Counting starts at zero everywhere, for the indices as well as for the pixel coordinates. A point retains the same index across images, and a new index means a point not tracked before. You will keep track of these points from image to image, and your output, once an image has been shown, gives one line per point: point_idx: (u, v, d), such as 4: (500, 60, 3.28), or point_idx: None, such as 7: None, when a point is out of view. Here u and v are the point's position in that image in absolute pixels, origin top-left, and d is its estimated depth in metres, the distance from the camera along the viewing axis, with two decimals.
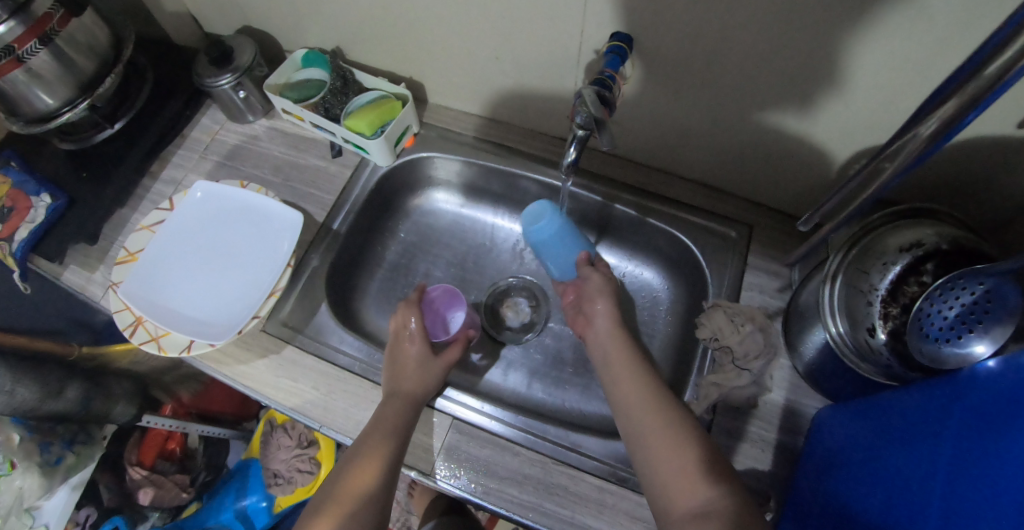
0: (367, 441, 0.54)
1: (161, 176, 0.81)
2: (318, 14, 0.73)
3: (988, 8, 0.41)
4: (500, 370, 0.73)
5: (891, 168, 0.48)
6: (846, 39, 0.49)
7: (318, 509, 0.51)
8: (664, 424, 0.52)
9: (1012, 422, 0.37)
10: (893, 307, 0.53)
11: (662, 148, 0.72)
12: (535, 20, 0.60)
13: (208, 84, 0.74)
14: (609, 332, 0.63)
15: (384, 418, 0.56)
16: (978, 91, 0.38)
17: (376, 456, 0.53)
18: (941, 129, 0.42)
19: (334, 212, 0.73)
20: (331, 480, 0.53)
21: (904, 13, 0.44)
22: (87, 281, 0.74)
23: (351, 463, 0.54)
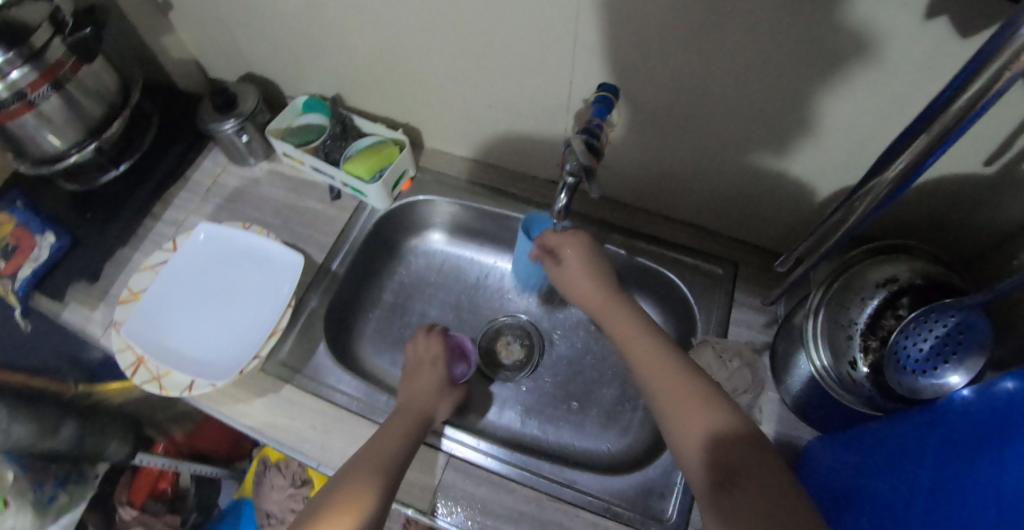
0: (358, 473, 0.52)
1: (163, 217, 0.83)
2: (320, 62, 0.77)
3: (948, 57, 0.45)
4: (493, 406, 0.74)
5: (859, 210, 0.51)
6: (817, 88, 0.52)
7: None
8: (673, 387, 0.52)
9: (986, 447, 0.40)
10: (872, 340, 0.55)
11: (648, 188, 0.75)
12: (528, 70, 0.63)
13: (212, 129, 0.77)
14: (597, 291, 0.65)
15: (374, 452, 0.55)
16: (936, 133, 0.41)
17: (372, 492, 0.50)
18: (909, 170, 0.44)
19: (332, 254, 0.75)
20: (315, 506, 0.49)
21: (871, 59, 0.47)
22: (86, 320, 0.74)
23: (334, 494, 0.50)
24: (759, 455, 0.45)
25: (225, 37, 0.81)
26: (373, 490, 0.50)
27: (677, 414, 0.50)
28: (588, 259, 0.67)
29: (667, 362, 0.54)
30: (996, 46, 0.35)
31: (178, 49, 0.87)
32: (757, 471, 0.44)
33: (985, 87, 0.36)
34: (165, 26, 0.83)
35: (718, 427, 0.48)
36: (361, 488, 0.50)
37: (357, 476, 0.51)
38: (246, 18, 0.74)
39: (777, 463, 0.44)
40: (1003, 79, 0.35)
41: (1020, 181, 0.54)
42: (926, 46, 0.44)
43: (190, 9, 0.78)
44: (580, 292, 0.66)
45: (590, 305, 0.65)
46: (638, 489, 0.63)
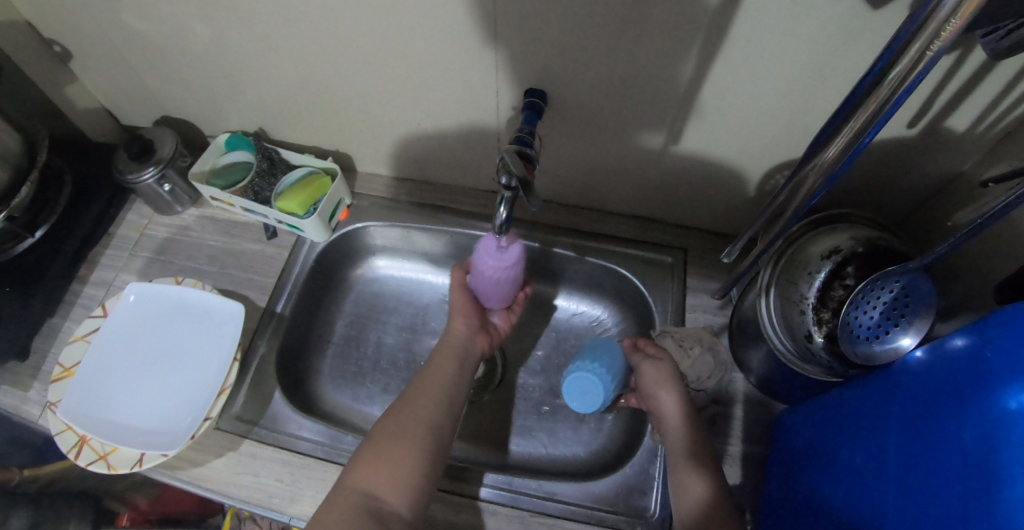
0: (418, 405, 0.57)
1: (91, 279, 0.78)
2: (237, 97, 0.73)
3: (859, 29, 0.45)
4: (465, 427, 0.73)
5: (806, 189, 0.48)
6: (739, 69, 0.52)
7: (360, 454, 0.53)
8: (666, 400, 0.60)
9: (945, 408, 0.40)
10: (824, 311, 0.55)
11: (589, 187, 0.74)
12: (452, 84, 0.62)
13: (131, 180, 0.72)
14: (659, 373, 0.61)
15: (433, 381, 0.60)
16: (867, 113, 0.38)
17: (427, 426, 0.56)
18: (845, 150, 0.41)
19: (276, 296, 0.72)
20: (377, 427, 0.56)
21: (785, 38, 0.47)
22: (22, 400, 0.69)
23: (394, 422, 0.55)
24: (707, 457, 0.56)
25: (133, 81, 0.76)
26: (430, 421, 0.56)
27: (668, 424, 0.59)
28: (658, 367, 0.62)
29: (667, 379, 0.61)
30: (916, 24, 0.34)
31: (84, 98, 0.81)
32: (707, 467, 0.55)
33: (913, 63, 0.34)
34: (66, 75, 0.77)
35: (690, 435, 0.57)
36: (418, 420, 0.56)
37: (416, 408, 0.57)
38: (151, 59, 0.70)
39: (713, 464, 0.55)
40: (926, 59, 0.33)
41: (942, 138, 0.55)
42: (837, 19, 0.44)
43: (91, 56, 0.73)
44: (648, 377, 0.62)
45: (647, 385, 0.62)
46: (618, 490, 0.62)
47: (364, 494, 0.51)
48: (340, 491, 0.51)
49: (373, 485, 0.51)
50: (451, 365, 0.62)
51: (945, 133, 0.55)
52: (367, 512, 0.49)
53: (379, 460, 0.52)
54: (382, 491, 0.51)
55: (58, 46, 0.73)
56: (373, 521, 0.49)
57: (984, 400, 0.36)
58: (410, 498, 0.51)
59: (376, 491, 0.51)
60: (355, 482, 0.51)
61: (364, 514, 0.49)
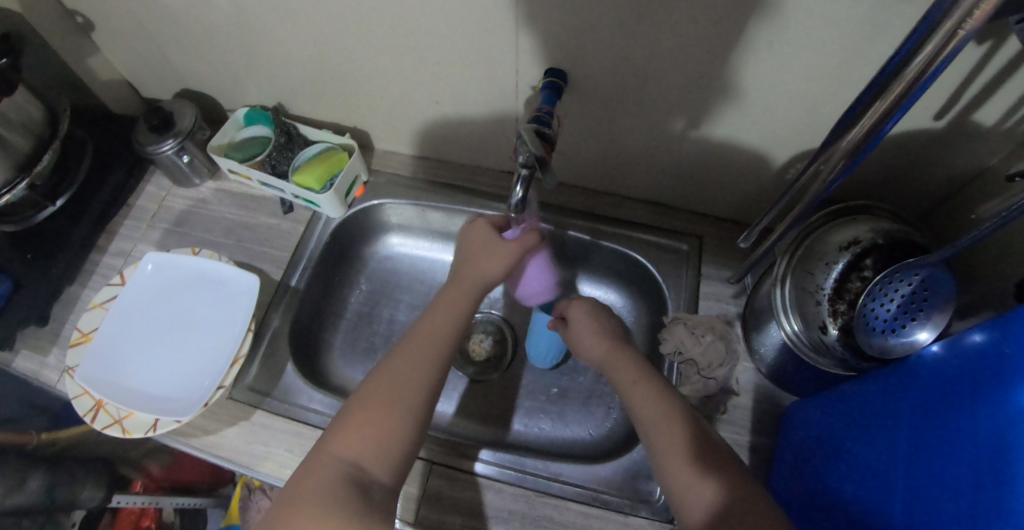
0: (406, 372, 0.54)
1: (109, 249, 0.79)
2: (256, 70, 0.73)
3: (888, 17, 0.44)
4: (478, 407, 0.74)
5: (824, 175, 0.47)
6: (761, 50, 0.50)
7: (342, 420, 0.51)
8: (634, 386, 0.55)
9: (958, 402, 0.40)
10: (840, 303, 0.55)
11: (606, 171, 0.74)
12: (473, 63, 0.61)
13: (150, 152, 0.73)
14: (613, 349, 0.60)
15: (420, 342, 0.56)
16: (894, 96, 0.37)
17: (413, 396, 0.53)
18: (866, 137, 0.41)
19: (290, 270, 0.72)
20: (361, 391, 0.53)
21: (815, 24, 0.46)
22: (41, 365, 0.71)
23: (376, 385, 0.53)
24: (671, 428, 0.51)
25: (154, 52, 0.76)
26: (411, 382, 0.53)
27: (631, 394, 0.55)
28: (603, 333, 0.62)
29: (632, 362, 0.58)
30: (945, 4, 0.33)
31: (106, 70, 0.82)
32: (672, 437, 0.50)
33: (942, 45, 0.33)
34: (89, 46, 0.78)
35: (655, 408, 0.53)
36: (402, 379, 0.53)
37: (403, 374, 0.53)
38: (173, 31, 0.70)
39: (682, 431, 0.50)
40: (957, 39, 0.32)
41: (969, 132, 0.54)
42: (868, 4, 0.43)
43: (114, 27, 0.73)
44: (588, 345, 0.62)
45: (595, 358, 0.61)
46: (625, 474, 0.62)
47: (346, 463, 0.48)
48: (320, 458, 0.49)
49: (357, 454, 0.49)
50: (443, 333, 0.57)
51: (972, 126, 0.53)
52: (349, 482, 0.47)
53: (364, 428, 0.50)
54: (363, 458, 0.49)
55: (80, 17, 0.74)
56: (356, 490, 0.47)
57: (996, 393, 0.36)
58: (392, 466, 0.50)
59: (359, 460, 0.49)
60: (336, 450, 0.49)
61: (346, 482, 0.47)
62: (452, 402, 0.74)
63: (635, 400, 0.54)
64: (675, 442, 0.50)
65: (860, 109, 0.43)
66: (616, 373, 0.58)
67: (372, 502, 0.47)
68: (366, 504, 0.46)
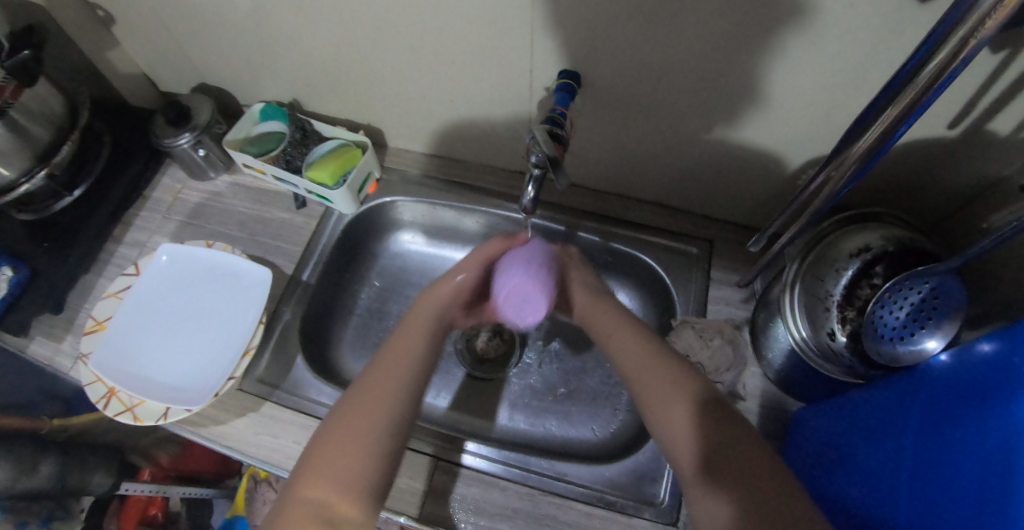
0: (368, 406, 0.51)
1: (125, 239, 0.80)
2: (273, 66, 0.74)
3: (904, 24, 0.44)
4: (473, 402, 0.74)
5: (834, 181, 0.47)
6: (778, 54, 0.50)
7: (307, 462, 0.48)
8: (621, 342, 0.58)
9: (966, 412, 0.39)
10: (849, 310, 0.55)
11: (617, 173, 0.74)
12: (488, 63, 0.62)
13: (167, 145, 0.74)
14: (592, 299, 0.64)
15: (385, 368, 0.55)
16: (905, 103, 0.38)
17: (379, 425, 0.50)
18: (878, 143, 0.41)
19: (302, 264, 0.73)
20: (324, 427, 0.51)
21: (830, 29, 0.46)
22: (55, 352, 0.72)
23: (340, 419, 0.50)
24: (665, 374, 0.53)
25: (173, 47, 0.77)
26: (377, 410, 0.51)
27: (619, 350, 0.58)
28: (586, 286, 0.65)
29: (616, 318, 0.61)
30: (958, 12, 0.33)
31: (125, 63, 0.83)
32: (662, 381, 0.53)
33: (954, 52, 0.33)
34: (109, 40, 0.79)
35: (644, 358, 0.55)
36: (367, 409, 0.51)
37: (364, 409, 0.51)
38: (192, 26, 0.71)
39: (674, 371, 0.53)
40: (970, 47, 0.32)
41: (984, 141, 0.54)
42: (883, 11, 0.43)
43: (134, 22, 0.74)
44: (570, 298, 0.66)
45: (578, 311, 0.65)
46: (630, 475, 0.63)
47: (313, 507, 0.46)
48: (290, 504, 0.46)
49: (322, 495, 0.46)
50: (405, 362, 0.55)
51: (988, 135, 0.53)
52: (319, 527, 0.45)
53: (330, 467, 0.48)
54: (331, 500, 0.46)
55: (101, 10, 0.75)
56: None
57: (1004, 405, 0.36)
58: (364, 503, 0.47)
59: (327, 502, 0.46)
60: (303, 495, 0.46)
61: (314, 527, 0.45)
62: (446, 396, 0.75)
63: (620, 348, 0.58)
64: (666, 383, 0.52)
65: (872, 116, 0.43)
66: (601, 330, 0.61)
67: None
68: None
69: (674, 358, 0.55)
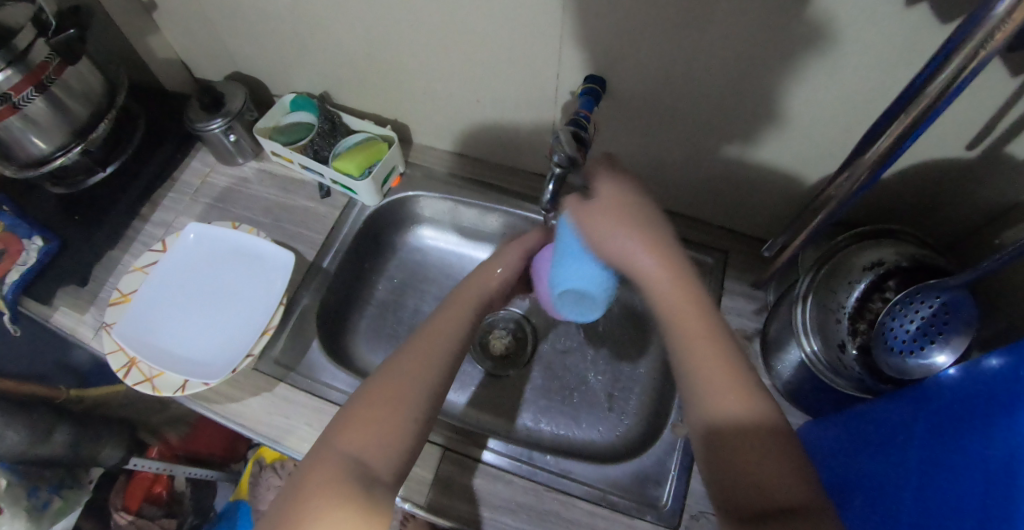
0: (412, 370, 0.52)
1: (152, 218, 0.82)
2: (306, 59, 0.76)
3: (925, 44, 0.45)
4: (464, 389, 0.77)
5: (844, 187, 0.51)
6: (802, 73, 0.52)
7: (347, 414, 0.50)
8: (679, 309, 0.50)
9: (972, 424, 0.40)
10: (860, 323, 0.55)
11: (637, 180, 0.76)
12: (516, 65, 0.63)
13: (199, 129, 0.76)
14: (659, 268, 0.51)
15: (429, 342, 0.55)
16: (912, 114, 0.40)
17: (417, 392, 0.51)
18: (886, 152, 0.44)
19: (323, 251, 0.75)
20: (364, 387, 0.52)
21: (852, 46, 0.48)
22: (77, 323, 0.74)
23: (379, 386, 0.51)
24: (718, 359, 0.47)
25: (211, 35, 0.80)
26: (418, 381, 0.52)
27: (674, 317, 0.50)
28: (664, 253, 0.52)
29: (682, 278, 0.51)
30: (973, 25, 0.34)
31: (163, 49, 0.85)
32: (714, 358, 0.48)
33: (964, 61, 0.35)
34: (150, 25, 0.82)
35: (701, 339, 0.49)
36: (408, 378, 0.52)
37: (409, 367, 0.52)
38: (231, 16, 0.74)
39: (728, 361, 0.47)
40: (978, 59, 0.34)
41: (1001, 164, 0.55)
42: (904, 31, 0.45)
43: (176, 9, 0.77)
44: (632, 255, 0.52)
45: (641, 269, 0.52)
46: (634, 477, 0.63)
47: (348, 456, 0.47)
48: (323, 452, 0.47)
49: (359, 449, 0.47)
50: (436, 343, 0.55)
51: (1005, 158, 0.54)
52: (352, 475, 0.45)
53: (366, 421, 0.49)
54: (366, 453, 0.47)
55: None
56: (356, 483, 0.45)
57: (1011, 415, 0.37)
58: (396, 462, 0.48)
59: (363, 456, 0.47)
60: (338, 445, 0.47)
61: (348, 476, 0.45)
62: (466, 393, 0.76)
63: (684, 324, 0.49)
64: (716, 372, 0.47)
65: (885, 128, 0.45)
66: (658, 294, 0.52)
67: (375, 497, 0.45)
68: (369, 499, 0.44)
69: (737, 364, 0.48)
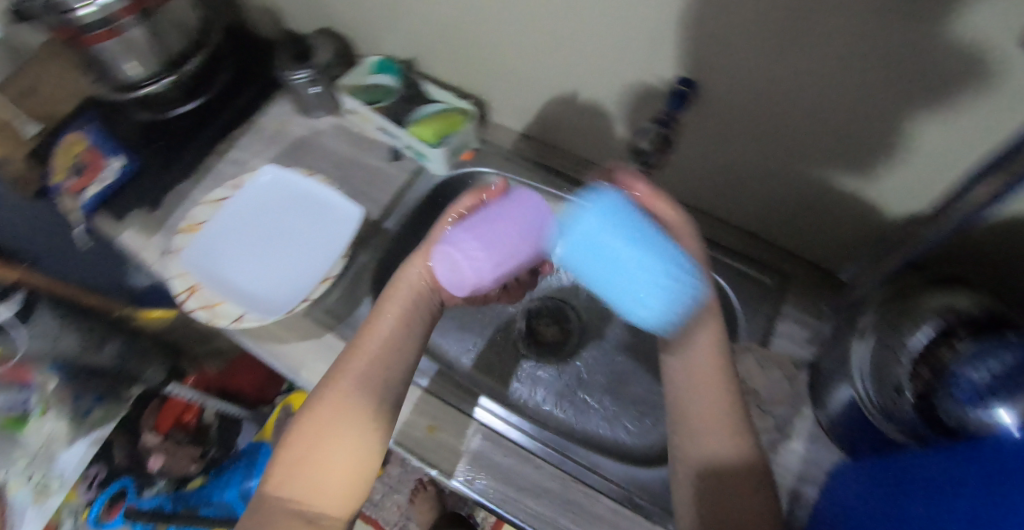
0: (346, 399, 0.50)
1: (226, 156, 0.85)
2: (397, 23, 0.77)
3: None
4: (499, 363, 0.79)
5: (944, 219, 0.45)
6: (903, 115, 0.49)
7: (291, 449, 0.48)
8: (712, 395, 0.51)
9: (1009, 491, 0.34)
10: (922, 368, 0.52)
11: (709, 190, 0.75)
12: (607, 58, 0.63)
13: (285, 78, 0.79)
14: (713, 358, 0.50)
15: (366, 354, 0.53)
16: None
17: (365, 418, 0.50)
18: None
19: (388, 212, 0.76)
20: (306, 414, 0.50)
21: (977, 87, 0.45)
22: (144, 246, 0.78)
23: (324, 413, 0.49)
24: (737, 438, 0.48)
25: None
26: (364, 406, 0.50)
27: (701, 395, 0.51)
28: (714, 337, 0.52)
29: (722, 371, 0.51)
30: None
31: None
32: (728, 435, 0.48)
33: None
34: None
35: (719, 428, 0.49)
36: (355, 404, 0.50)
37: (354, 390, 0.51)
38: None
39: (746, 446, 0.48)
40: None
41: None
42: None
43: None
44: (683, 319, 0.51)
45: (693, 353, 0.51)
46: (664, 484, 0.62)
47: (289, 500, 0.46)
48: (267, 496, 0.46)
49: (299, 491, 0.46)
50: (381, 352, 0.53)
51: None
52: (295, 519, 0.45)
53: (311, 458, 0.47)
54: (308, 496, 0.46)
55: None
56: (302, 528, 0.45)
57: None
58: (344, 499, 0.48)
59: (303, 497, 0.46)
60: (279, 487, 0.46)
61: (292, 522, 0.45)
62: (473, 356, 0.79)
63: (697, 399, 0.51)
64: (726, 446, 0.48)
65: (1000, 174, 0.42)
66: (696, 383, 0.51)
67: None
68: None
69: (739, 413, 0.49)
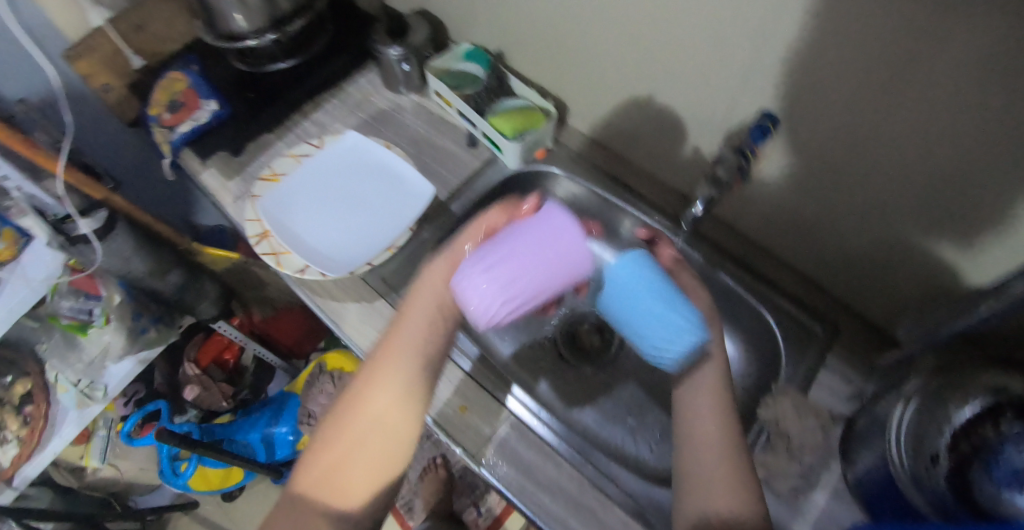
0: (375, 405, 0.52)
1: (311, 116, 0.88)
2: (496, 16, 0.79)
3: None
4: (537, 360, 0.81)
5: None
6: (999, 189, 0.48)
7: (320, 446, 0.51)
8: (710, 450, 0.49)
9: None
10: (963, 443, 0.51)
11: (776, 229, 0.75)
12: (698, 82, 0.63)
13: (380, 49, 0.82)
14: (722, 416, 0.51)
15: (392, 358, 0.53)
16: None
17: (394, 424, 0.52)
18: None
19: (455, 195, 0.79)
20: (336, 414, 0.52)
21: None
22: (221, 186, 0.81)
23: (351, 418, 0.51)
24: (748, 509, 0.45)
25: None
26: (391, 408, 0.52)
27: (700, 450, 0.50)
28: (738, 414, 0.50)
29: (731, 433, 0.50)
30: None
31: None
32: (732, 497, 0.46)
33: None
34: None
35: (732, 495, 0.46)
36: (384, 409, 0.52)
37: (381, 395, 0.52)
38: None
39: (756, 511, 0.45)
40: None
41: None
42: None
43: None
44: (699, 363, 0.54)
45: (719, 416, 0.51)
46: None
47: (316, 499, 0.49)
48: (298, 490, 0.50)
49: (327, 490, 0.49)
50: (405, 357, 0.53)
51: None
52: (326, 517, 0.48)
53: (337, 459, 0.50)
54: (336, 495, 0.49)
55: None
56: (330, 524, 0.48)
57: None
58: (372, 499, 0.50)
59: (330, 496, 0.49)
60: (307, 483, 0.50)
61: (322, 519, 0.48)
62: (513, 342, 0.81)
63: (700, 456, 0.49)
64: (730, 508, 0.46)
65: None
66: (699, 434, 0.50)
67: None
68: None
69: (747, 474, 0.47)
